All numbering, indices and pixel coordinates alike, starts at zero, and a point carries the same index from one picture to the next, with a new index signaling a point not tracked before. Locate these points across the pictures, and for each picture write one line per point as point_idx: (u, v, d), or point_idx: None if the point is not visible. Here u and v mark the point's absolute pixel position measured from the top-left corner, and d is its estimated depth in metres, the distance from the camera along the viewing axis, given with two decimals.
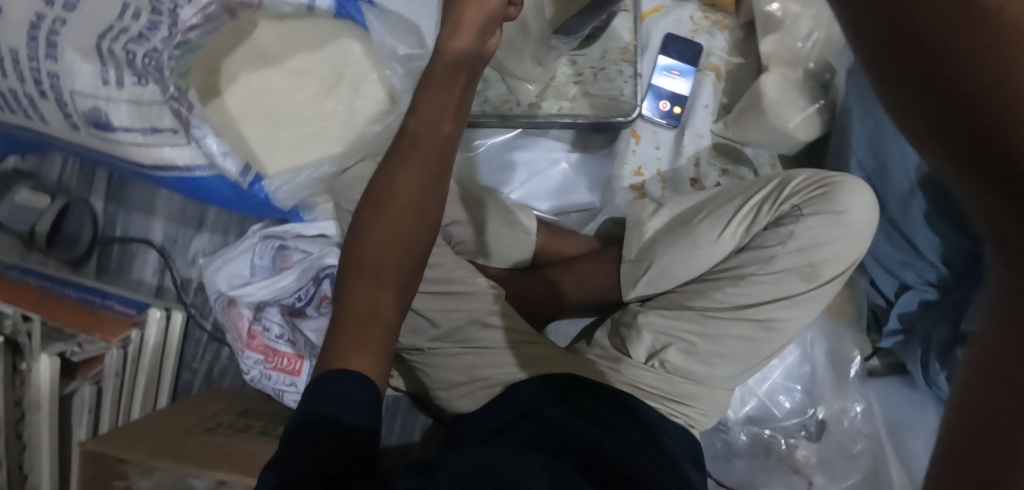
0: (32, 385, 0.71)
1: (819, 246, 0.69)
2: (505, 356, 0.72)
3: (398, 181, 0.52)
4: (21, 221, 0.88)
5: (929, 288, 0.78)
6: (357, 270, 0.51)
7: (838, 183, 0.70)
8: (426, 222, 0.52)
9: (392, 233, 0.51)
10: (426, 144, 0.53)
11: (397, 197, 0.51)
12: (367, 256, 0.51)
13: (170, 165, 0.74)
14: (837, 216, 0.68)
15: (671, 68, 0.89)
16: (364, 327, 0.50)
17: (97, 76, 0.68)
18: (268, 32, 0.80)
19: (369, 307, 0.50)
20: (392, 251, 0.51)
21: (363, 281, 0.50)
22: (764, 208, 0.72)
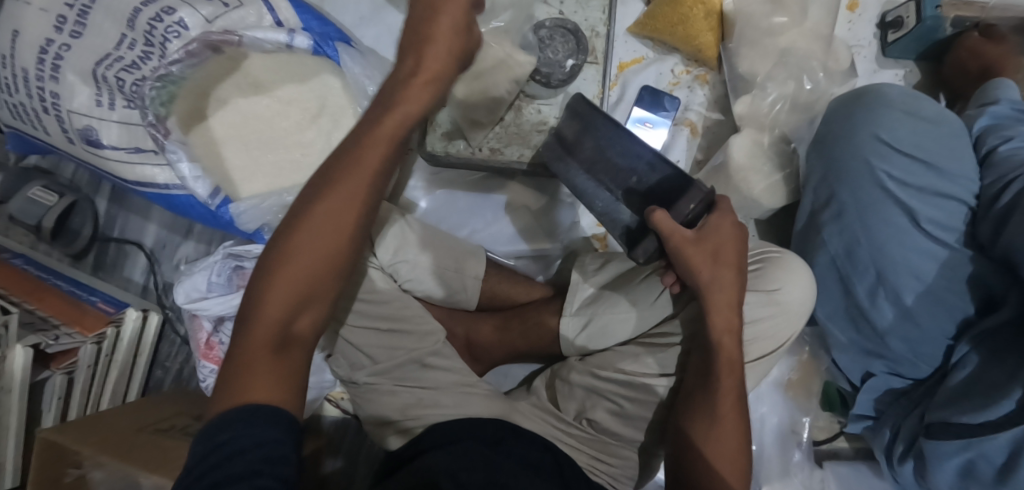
0: (7, 372, 0.77)
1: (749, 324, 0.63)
2: (439, 396, 0.75)
3: (339, 203, 0.50)
4: (30, 215, 0.95)
5: (898, 376, 0.72)
6: (275, 294, 0.49)
7: (776, 259, 0.65)
8: (349, 251, 0.51)
9: (320, 252, 0.50)
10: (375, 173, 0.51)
11: (318, 224, 0.50)
12: (294, 278, 0.49)
13: (150, 182, 0.81)
14: (768, 295, 0.63)
15: (646, 120, 0.89)
16: (273, 353, 0.49)
17: (92, 98, 0.77)
18: (257, 62, 0.85)
19: (280, 327, 0.49)
20: (309, 277, 0.50)
21: (285, 306, 0.49)
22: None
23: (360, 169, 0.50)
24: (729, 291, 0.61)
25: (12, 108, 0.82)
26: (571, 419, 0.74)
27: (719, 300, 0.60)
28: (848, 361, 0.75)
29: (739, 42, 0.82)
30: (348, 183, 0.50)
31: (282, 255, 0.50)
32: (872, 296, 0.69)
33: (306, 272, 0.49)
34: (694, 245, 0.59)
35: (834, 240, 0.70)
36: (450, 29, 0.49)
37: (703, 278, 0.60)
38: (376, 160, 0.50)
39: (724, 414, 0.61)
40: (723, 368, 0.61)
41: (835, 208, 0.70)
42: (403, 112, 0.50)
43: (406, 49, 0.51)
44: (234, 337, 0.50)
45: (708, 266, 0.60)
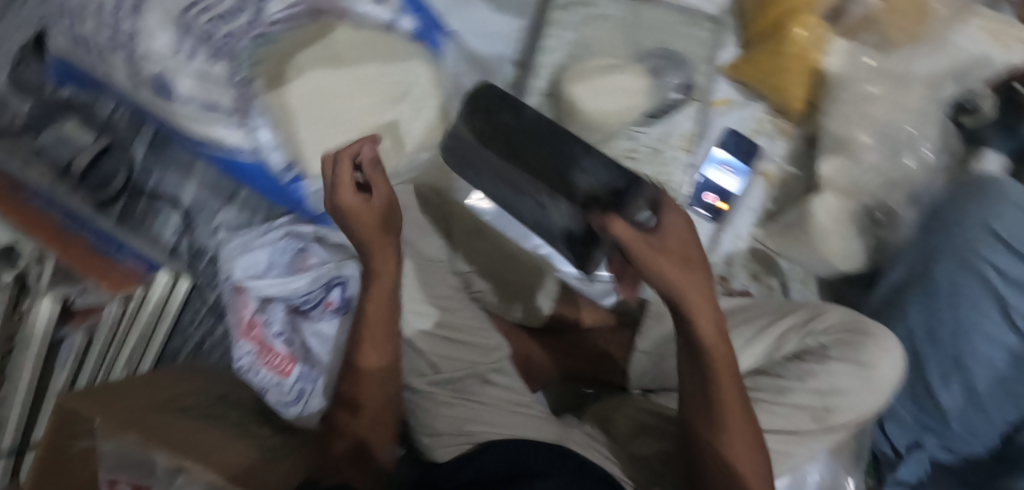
0: (29, 324, 0.70)
1: (840, 394, 0.62)
2: (494, 415, 0.71)
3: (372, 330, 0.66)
4: (64, 151, 0.90)
5: (947, 451, 0.74)
6: (363, 406, 0.67)
7: (874, 335, 0.65)
8: (395, 309, 0.67)
9: (376, 363, 0.67)
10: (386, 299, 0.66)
11: (378, 290, 0.65)
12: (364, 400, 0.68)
13: (218, 142, 0.75)
14: (866, 369, 0.63)
15: (725, 162, 0.88)
16: (371, 375, 0.67)
17: (172, 44, 0.70)
18: (346, 35, 0.81)
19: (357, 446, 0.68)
20: (376, 396, 0.68)
21: (364, 421, 0.68)
22: (789, 337, 0.69)
23: (379, 296, 0.65)
24: (700, 290, 0.45)
25: (73, 38, 0.76)
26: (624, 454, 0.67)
27: (699, 330, 0.46)
28: (899, 431, 0.75)
29: (834, 102, 0.83)
30: (376, 309, 0.65)
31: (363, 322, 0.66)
32: (945, 377, 0.70)
33: (375, 391, 0.67)
34: (655, 251, 0.44)
35: (917, 316, 0.71)
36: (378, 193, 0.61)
37: (693, 321, 0.46)
38: (387, 284, 0.65)
39: (746, 480, 0.52)
40: (724, 420, 0.51)
41: (928, 287, 0.70)
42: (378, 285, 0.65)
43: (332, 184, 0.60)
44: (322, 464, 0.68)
45: (671, 290, 0.45)
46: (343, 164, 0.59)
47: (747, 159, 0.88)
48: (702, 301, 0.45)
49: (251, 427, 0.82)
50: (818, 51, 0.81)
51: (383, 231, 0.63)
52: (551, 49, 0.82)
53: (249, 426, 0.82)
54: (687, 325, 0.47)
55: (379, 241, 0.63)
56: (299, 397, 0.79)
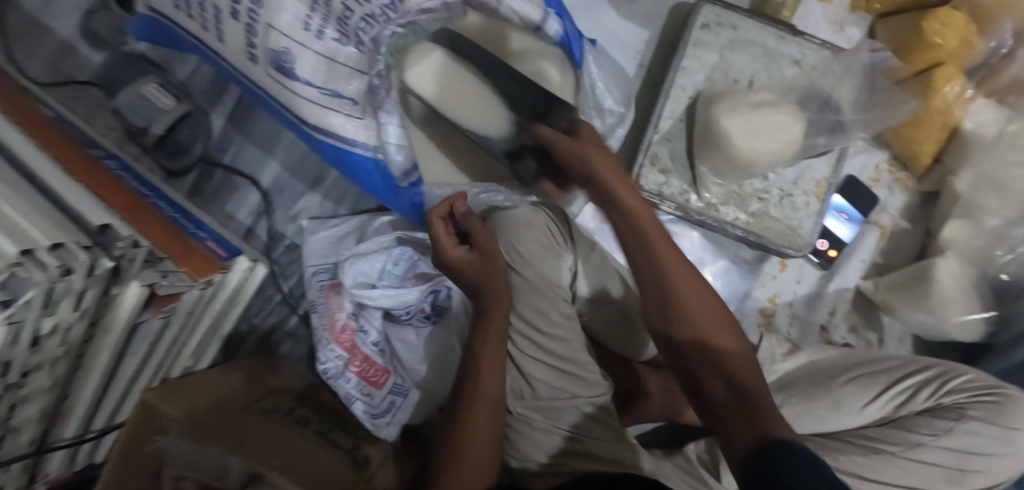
0: (113, 309, 0.64)
1: (980, 456, 0.61)
2: (596, 448, 0.68)
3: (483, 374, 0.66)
4: (139, 114, 0.81)
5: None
6: (464, 458, 0.63)
7: (1011, 398, 0.63)
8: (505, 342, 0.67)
9: (483, 413, 0.65)
10: (498, 342, 0.67)
11: (492, 327, 0.67)
12: (468, 446, 0.63)
13: (331, 130, 0.69)
14: (1006, 431, 0.62)
15: (841, 209, 0.84)
16: (486, 399, 0.65)
17: (300, 19, 0.64)
18: (475, 23, 0.71)
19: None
20: (484, 438, 0.64)
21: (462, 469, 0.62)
22: (920, 392, 0.65)
23: (489, 337, 0.66)
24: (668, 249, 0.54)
25: None
26: None
27: (682, 292, 0.53)
28: None
29: (967, 165, 0.80)
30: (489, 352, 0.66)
31: (475, 358, 0.66)
32: None
33: (484, 436, 0.64)
34: (570, 140, 0.60)
35: None
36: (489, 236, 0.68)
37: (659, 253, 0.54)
38: (497, 324, 0.67)
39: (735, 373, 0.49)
40: (685, 327, 0.52)
41: None
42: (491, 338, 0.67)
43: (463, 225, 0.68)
44: None
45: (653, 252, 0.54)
46: (441, 222, 0.68)
47: (864, 209, 0.85)
48: (678, 267, 0.54)
49: (335, 436, 0.77)
50: (961, 109, 0.78)
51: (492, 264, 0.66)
52: (692, 71, 0.78)
53: (333, 434, 0.77)
54: (622, 210, 0.56)
55: (495, 280, 0.66)
56: (388, 410, 0.75)
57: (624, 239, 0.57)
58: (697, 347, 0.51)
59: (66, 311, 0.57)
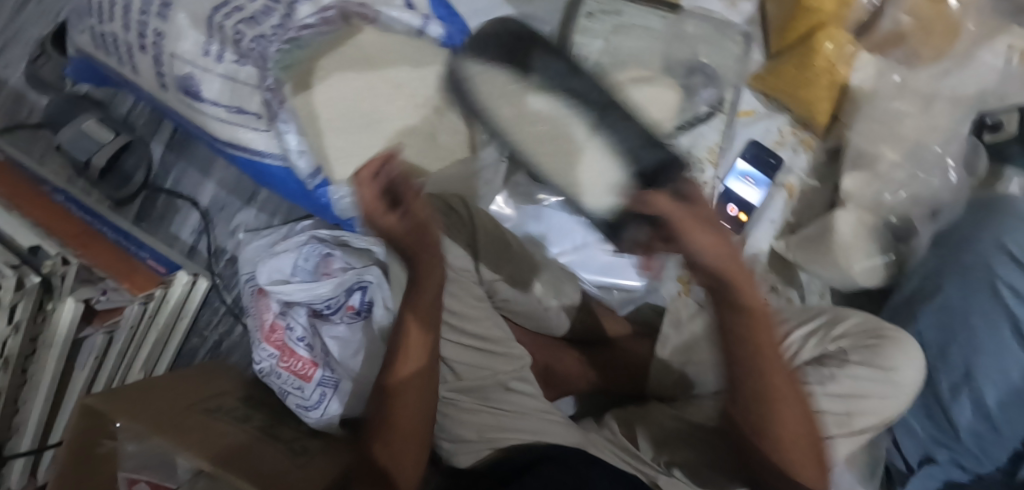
0: (53, 324, 0.70)
1: (862, 398, 0.64)
2: (519, 421, 0.70)
3: (415, 348, 0.65)
4: (81, 149, 0.87)
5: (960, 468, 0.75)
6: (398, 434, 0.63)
7: (893, 338, 0.66)
8: (438, 307, 0.65)
9: (415, 394, 0.64)
10: (432, 305, 0.65)
11: (422, 303, 0.64)
12: (399, 427, 0.63)
13: (244, 145, 0.74)
14: (887, 373, 0.64)
15: (747, 174, 0.87)
16: (415, 382, 0.64)
17: (200, 46, 0.70)
18: (372, 38, 0.79)
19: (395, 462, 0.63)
20: (415, 413, 0.64)
21: (393, 445, 0.63)
22: (807, 345, 0.69)
23: (421, 303, 0.64)
24: (764, 315, 0.55)
25: (97, 37, 0.75)
26: (648, 460, 0.68)
27: (775, 380, 0.56)
28: (910, 444, 0.77)
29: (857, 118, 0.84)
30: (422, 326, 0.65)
31: (403, 331, 0.65)
32: (955, 389, 0.73)
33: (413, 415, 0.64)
34: (696, 220, 0.46)
35: (930, 332, 0.74)
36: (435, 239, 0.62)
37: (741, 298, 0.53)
38: (430, 297, 0.64)
39: (784, 435, 0.57)
40: (767, 410, 0.57)
41: (940, 302, 0.74)
42: (421, 295, 0.64)
43: (420, 235, 0.59)
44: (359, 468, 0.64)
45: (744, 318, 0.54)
46: (372, 184, 0.54)
47: (770, 171, 0.88)
48: (771, 353, 0.56)
49: (275, 430, 0.80)
50: (847, 66, 0.82)
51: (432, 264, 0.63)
52: None
53: (274, 429, 0.81)
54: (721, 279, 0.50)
55: (429, 246, 0.61)
56: (320, 401, 0.79)
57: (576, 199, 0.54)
58: (771, 404, 0.57)
59: None
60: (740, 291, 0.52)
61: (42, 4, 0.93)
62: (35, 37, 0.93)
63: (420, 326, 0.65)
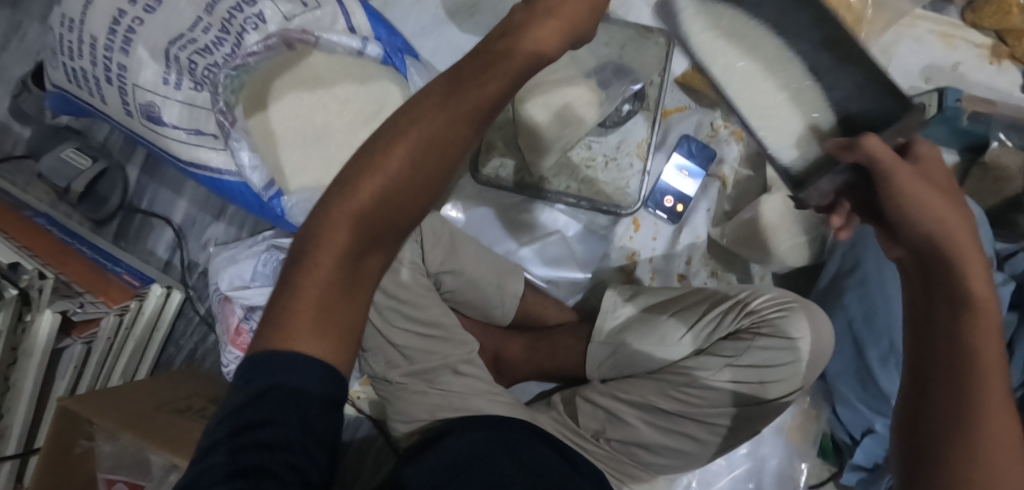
0: (33, 335, 0.76)
1: (770, 368, 0.72)
2: (468, 400, 0.76)
3: (392, 171, 0.45)
4: (60, 176, 0.94)
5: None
6: (322, 245, 0.45)
7: (797, 309, 0.73)
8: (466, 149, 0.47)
9: (392, 181, 0.45)
10: (438, 143, 0.45)
11: (416, 133, 0.45)
12: (326, 248, 0.45)
13: (204, 164, 0.81)
14: (793, 343, 0.71)
15: (683, 167, 0.93)
16: (368, 218, 0.46)
17: (159, 76, 0.76)
18: (320, 61, 0.86)
19: (346, 272, 0.46)
20: (353, 233, 0.45)
21: (350, 239, 0.46)
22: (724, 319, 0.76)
23: (418, 137, 0.45)
24: (965, 235, 0.54)
25: (68, 71, 0.82)
26: (588, 436, 0.75)
27: (983, 346, 0.51)
28: (850, 416, 0.80)
29: None
30: (411, 163, 0.45)
31: (383, 150, 0.46)
32: (884, 361, 0.75)
33: (345, 244, 0.45)
34: (915, 178, 0.54)
35: (853, 304, 0.78)
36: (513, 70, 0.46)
37: (948, 249, 0.54)
38: (434, 130, 0.45)
39: (981, 407, 0.50)
40: (974, 392, 0.50)
41: (860, 275, 0.78)
42: (428, 126, 0.45)
43: (488, 52, 0.47)
44: (280, 286, 0.46)
45: (916, 191, 0.54)
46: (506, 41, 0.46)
47: (704, 163, 0.93)
48: (971, 258, 0.53)
49: None
50: None
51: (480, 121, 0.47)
52: None
53: None
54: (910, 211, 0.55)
55: (429, 130, 0.45)
56: None
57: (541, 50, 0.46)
58: (981, 395, 0.50)
59: None
60: (965, 280, 0.53)
61: (24, 44, 1.01)
62: (18, 74, 1.01)
63: (375, 203, 0.46)
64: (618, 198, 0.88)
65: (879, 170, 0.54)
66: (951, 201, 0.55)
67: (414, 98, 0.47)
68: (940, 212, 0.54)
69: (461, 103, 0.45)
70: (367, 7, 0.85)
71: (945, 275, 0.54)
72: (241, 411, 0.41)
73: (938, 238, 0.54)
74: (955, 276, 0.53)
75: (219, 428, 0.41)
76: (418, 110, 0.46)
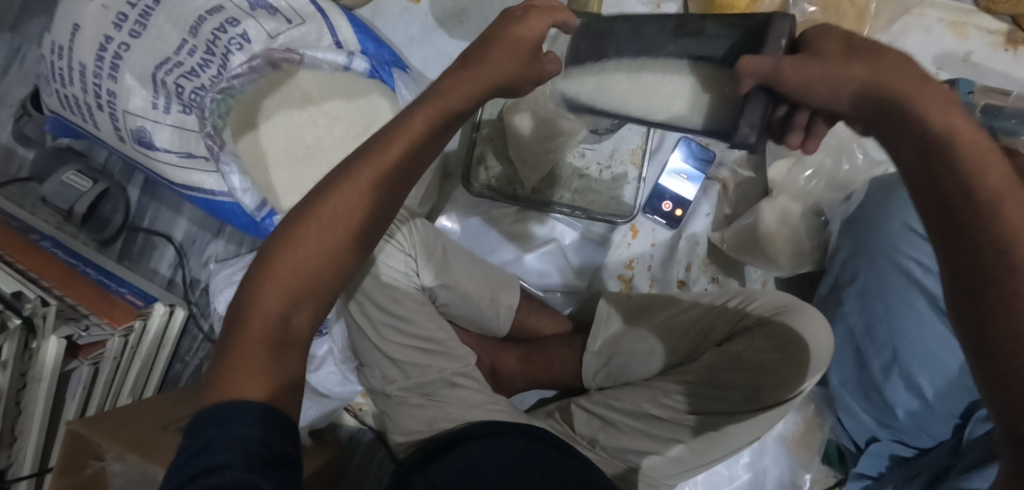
0: (40, 361, 0.77)
1: (765, 375, 0.69)
2: (465, 411, 0.76)
3: (317, 232, 0.50)
4: (63, 199, 0.95)
5: (902, 445, 0.76)
6: (261, 295, 0.49)
7: (793, 312, 0.71)
8: (389, 208, 0.52)
9: (317, 238, 0.50)
10: (356, 203, 0.50)
11: (342, 195, 0.50)
12: (258, 309, 0.49)
13: (196, 187, 0.81)
14: (788, 346, 0.69)
15: (681, 171, 0.91)
16: (294, 273, 0.49)
17: (148, 101, 0.77)
18: (307, 78, 0.86)
19: (279, 324, 0.49)
20: (283, 295, 0.49)
21: (284, 297, 0.49)
22: (719, 325, 0.75)
23: (341, 198, 0.50)
24: (911, 79, 0.41)
25: (62, 98, 0.82)
26: (584, 443, 0.75)
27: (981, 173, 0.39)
28: (853, 424, 0.79)
29: None
30: (334, 216, 0.50)
31: (310, 211, 0.50)
32: (886, 371, 0.73)
33: (279, 300, 0.49)
34: (803, 61, 0.43)
35: (854, 314, 0.76)
36: (426, 129, 0.51)
37: (904, 110, 0.41)
38: (360, 192, 0.50)
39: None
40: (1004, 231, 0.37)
41: (860, 284, 0.76)
42: (347, 190, 0.50)
43: (410, 109, 0.52)
44: (226, 335, 0.49)
45: (819, 73, 0.43)
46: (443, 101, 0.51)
47: (702, 167, 0.91)
48: (928, 93, 0.41)
49: None
50: None
51: (396, 183, 0.51)
52: None
53: None
54: (863, 97, 0.43)
55: (344, 201, 0.50)
56: None
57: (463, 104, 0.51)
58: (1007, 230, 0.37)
59: None
60: (935, 128, 0.40)
61: (24, 68, 1.03)
62: (20, 99, 1.02)
63: (299, 261, 0.50)
64: (621, 207, 0.88)
65: (772, 80, 0.44)
66: (870, 55, 0.43)
67: (342, 163, 0.52)
68: (853, 73, 0.42)
69: (376, 162, 0.50)
70: (353, 17, 0.84)
71: (913, 132, 0.41)
72: (206, 454, 0.41)
73: (874, 93, 0.42)
74: (919, 125, 0.41)
75: (228, 452, 0.41)
76: (339, 171, 0.51)
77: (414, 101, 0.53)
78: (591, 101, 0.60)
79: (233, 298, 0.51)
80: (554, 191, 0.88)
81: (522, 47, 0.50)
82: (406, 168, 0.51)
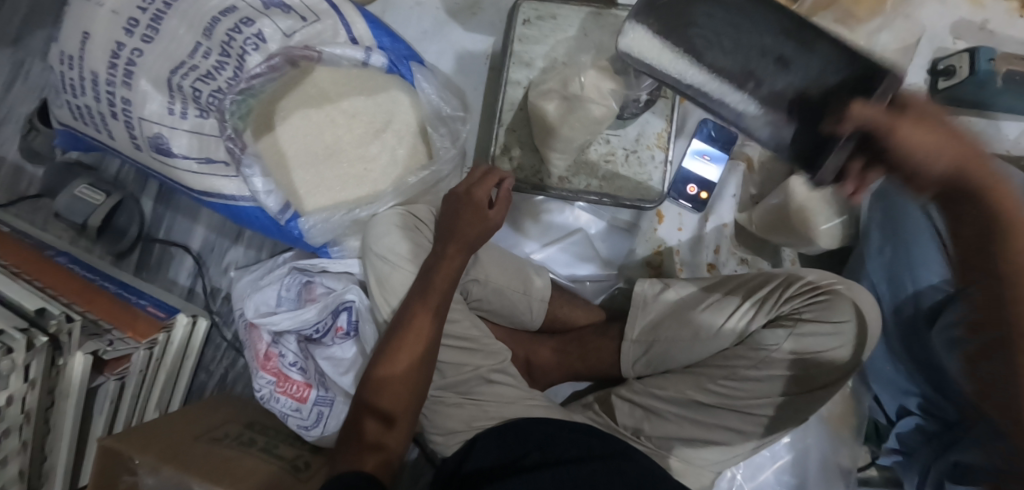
0: (66, 377, 0.74)
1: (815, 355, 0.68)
2: (504, 408, 0.75)
3: (402, 353, 0.70)
4: (77, 212, 0.93)
5: None
6: (373, 407, 0.68)
7: (841, 292, 0.70)
8: (439, 324, 0.72)
9: (406, 358, 0.70)
10: (425, 328, 0.71)
11: (415, 325, 0.71)
12: (371, 419, 0.68)
13: (216, 192, 0.80)
14: (837, 325, 0.68)
15: (703, 153, 0.90)
16: (395, 386, 0.69)
17: (164, 107, 0.75)
18: (324, 76, 0.84)
19: (386, 428, 0.68)
20: (390, 405, 0.69)
21: (387, 406, 0.69)
22: None
23: (410, 324, 0.71)
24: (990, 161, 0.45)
25: (74, 109, 0.80)
26: (626, 433, 0.74)
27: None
28: (886, 396, 0.82)
29: None
30: (410, 340, 0.71)
31: (395, 341, 0.71)
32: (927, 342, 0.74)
33: (387, 408, 0.69)
34: (901, 121, 0.45)
35: (882, 285, 0.79)
36: (451, 270, 0.74)
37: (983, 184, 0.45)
38: (425, 321, 0.72)
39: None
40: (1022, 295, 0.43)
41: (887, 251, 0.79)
42: (418, 321, 0.72)
43: (437, 252, 0.75)
44: (345, 443, 0.67)
45: (922, 139, 0.45)
46: (455, 247, 0.74)
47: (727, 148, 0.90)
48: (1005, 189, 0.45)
49: (278, 450, 0.86)
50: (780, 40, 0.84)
51: (442, 306, 0.73)
52: (524, 65, 0.87)
53: (277, 448, 0.86)
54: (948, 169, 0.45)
55: (416, 330, 0.71)
56: (318, 420, 0.83)
57: (474, 244, 0.76)
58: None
59: (17, 384, 0.68)
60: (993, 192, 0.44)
61: (28, 82, 1.00)
62: (25, 114, 1.00)
63: (394, 379, 0.69)
64: (651, 195, 0.86)
65: (874, 131, 0.45)
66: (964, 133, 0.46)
67: (402, 306, 0.74)
68: (940, 139, 0.45)
69: (427, 296, 0.73)
70: (368, 14, 0.83)
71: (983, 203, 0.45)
72: None
73: (963, 173, 0.45)
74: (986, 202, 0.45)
75: None
76: (404, 313, 0.73)
77: (433, 249, 0.76)
78: (663, 66, 0.57)
79: (352, 412, 0.69)
80: (580, 182, 0.86)
81: (502, 199, 0.78)
82: (442, 295, 0.73)
